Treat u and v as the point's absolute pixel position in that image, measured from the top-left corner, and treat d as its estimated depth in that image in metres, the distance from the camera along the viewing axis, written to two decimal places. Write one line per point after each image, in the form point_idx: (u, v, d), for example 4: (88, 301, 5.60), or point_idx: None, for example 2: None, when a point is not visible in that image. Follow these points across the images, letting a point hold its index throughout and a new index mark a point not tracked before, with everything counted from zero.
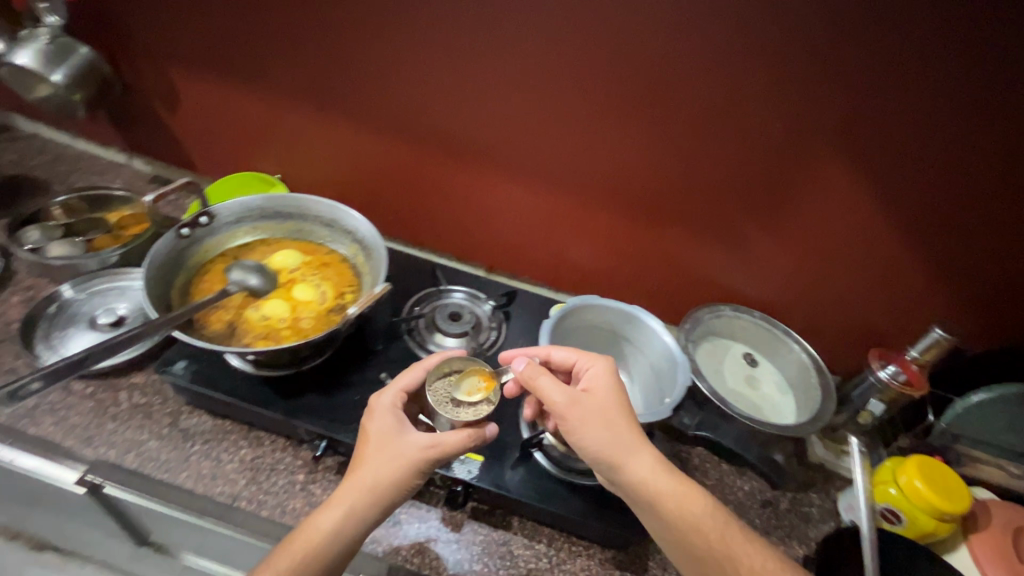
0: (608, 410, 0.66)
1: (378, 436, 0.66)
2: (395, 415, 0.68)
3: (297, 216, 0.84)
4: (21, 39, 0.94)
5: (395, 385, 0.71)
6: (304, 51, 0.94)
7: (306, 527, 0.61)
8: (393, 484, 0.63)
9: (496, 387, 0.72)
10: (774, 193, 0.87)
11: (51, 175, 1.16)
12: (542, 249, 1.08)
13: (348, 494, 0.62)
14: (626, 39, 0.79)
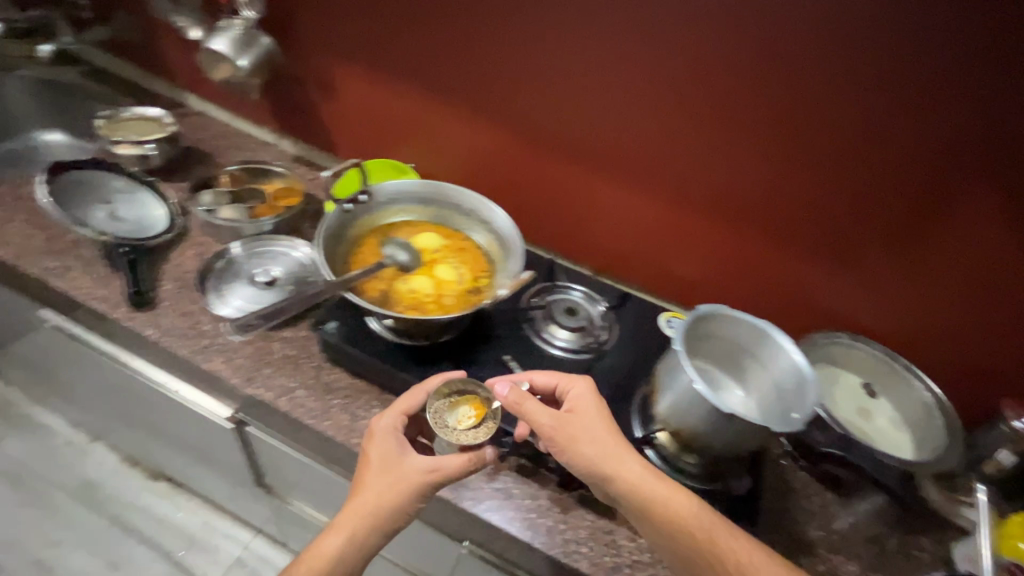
0: (593, 435, 0.72)
1: (379, 460, 0.74)
2: (395, 439, 0.75)
3: (440, 204, 0.92)
4: (222, 29, 1.07)
5: (396, 408, 0.77)
6: (459, 50, 1.02)
7: (316, 546, 0.72)
8: (391, 506, 0.72)
9: (487, 414, 0.78)
10: (904, 217, 0.86)
11: (215, 148, 1.31)
12: (651, 260, 1.11)
13: (353, 518, 0.71)
14: (763, 50, 0.81)
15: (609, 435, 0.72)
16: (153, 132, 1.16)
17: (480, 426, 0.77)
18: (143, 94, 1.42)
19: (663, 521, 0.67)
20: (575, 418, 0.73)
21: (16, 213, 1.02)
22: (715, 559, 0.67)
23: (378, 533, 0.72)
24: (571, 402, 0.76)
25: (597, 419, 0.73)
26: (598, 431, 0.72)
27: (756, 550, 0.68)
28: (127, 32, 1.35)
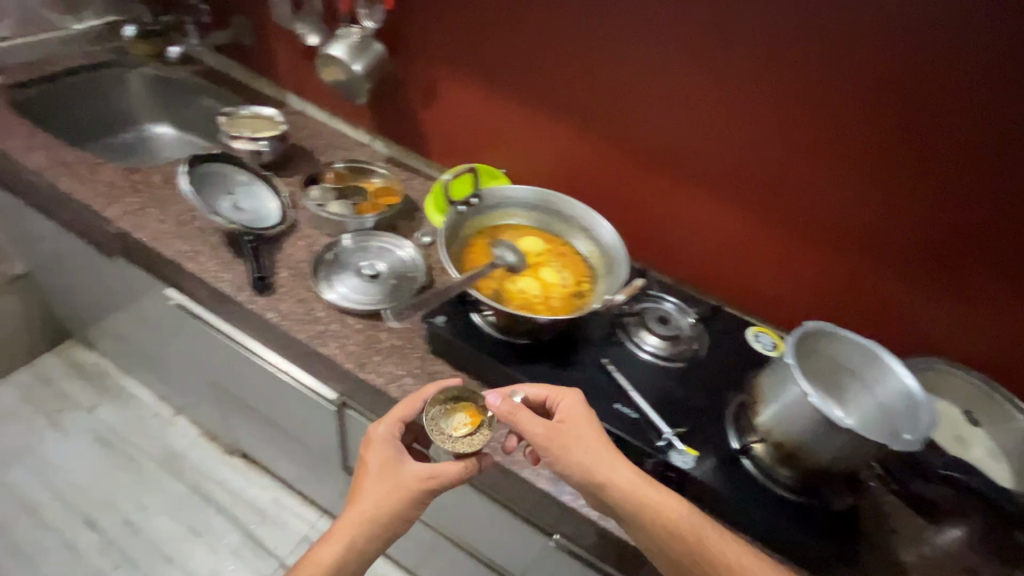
0: (585, 450, 0.73)
1: (376, 469, 0.80)
2: (389, 449, 0.80)
3: (543, 210, 0.97)
4: (342, 36, 1.15)
5: (392, 415, 0.83)
6: (564, 62, 1.07)
7: (316, 551, 0.78)
8: (388, 509, 0.78)
9: (481, 422, 0.84)
10: (1005, 232, 0.85)
11: (315, 146, 1.39)
12: (735, 274, 1.11)
13: (351, 525, 0.77)
14: (865, 64, 0.84)
15: (602, 450, 0.74)
16: (269, 131, 1.25)
17: (476, 433, 0.83)
18: (249, 94, 1.52)
19: (655, 533, 0.70)
20: (566, 433, 0.74)
21: (150, 199, 1.12)
22: (710, 564, 0.69)
23: (377, 536, 0.78)
24: (562, 414, 0.77)
25: (587, 433, 0.74)
26: (592, 448, 0.73)
27: (747, 552, 0.71)
28: (241, 37, 1.44)
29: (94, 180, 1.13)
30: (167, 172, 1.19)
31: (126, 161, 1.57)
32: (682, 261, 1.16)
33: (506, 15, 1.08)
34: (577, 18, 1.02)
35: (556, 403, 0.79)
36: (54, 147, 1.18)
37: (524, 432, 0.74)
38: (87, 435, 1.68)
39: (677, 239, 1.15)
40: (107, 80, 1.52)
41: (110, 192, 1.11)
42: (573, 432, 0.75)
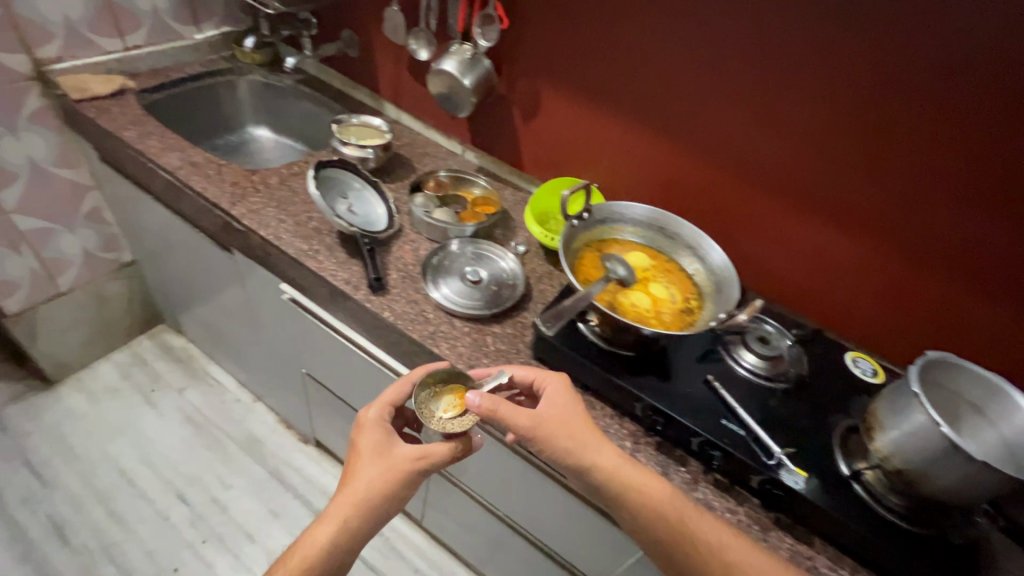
0: (566, 424, 0.82)
1: (369, 449, 0.86)
2: (380, 429, 0.88)
3: (646, 226, 1.00)
4: (454, 52, 1.22)
5: (382, 400, 0.90)
6: (669, 84, 1.10)
7: (312, 533, 0.81)
8: (380, 490, 0.82)
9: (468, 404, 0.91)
10: None
11: (410, 154, 1.45)
12: (824, 294, 1.13)
13: (348, 503, 0.81)
14: (980, 93, 0.83)
15: (580, 425, 0.82)
16: (376, 141, 1.32)
17: (465, 415, 0.89)
18: (348, 103, 1.60)
19: (639, 504, 0.77)
20: (546, 409, 0.83)
21: (270, 200, 1.20)
22: (690, 541, 0.76)
23: (369, 515, 0.82)
24: (547, 396, 0.86)
25: (566, 410, 0.84)
26: (572, 421, 0.82)
27: (725, 531, 0.77)
28: (347, 49, 1.50)
29: (220, 180, 1.21)
30: (282, 174, 1.27)
31: (232, 161, 1.68)
32: (766, 276, 1.19)
33: (615, 34, 1.11)
34: (687, 40, 1.05)
35: (541, 388, 0.89)
36: (184, 148, 1.28)
37: (510, 422, 0.80)
38: (177, 415, 1.79)
39: (762, 255, 1.17)
40: (220, 85, 1.64)
41: (235, 191, 1.19)
42: (555, 415, 0.83)
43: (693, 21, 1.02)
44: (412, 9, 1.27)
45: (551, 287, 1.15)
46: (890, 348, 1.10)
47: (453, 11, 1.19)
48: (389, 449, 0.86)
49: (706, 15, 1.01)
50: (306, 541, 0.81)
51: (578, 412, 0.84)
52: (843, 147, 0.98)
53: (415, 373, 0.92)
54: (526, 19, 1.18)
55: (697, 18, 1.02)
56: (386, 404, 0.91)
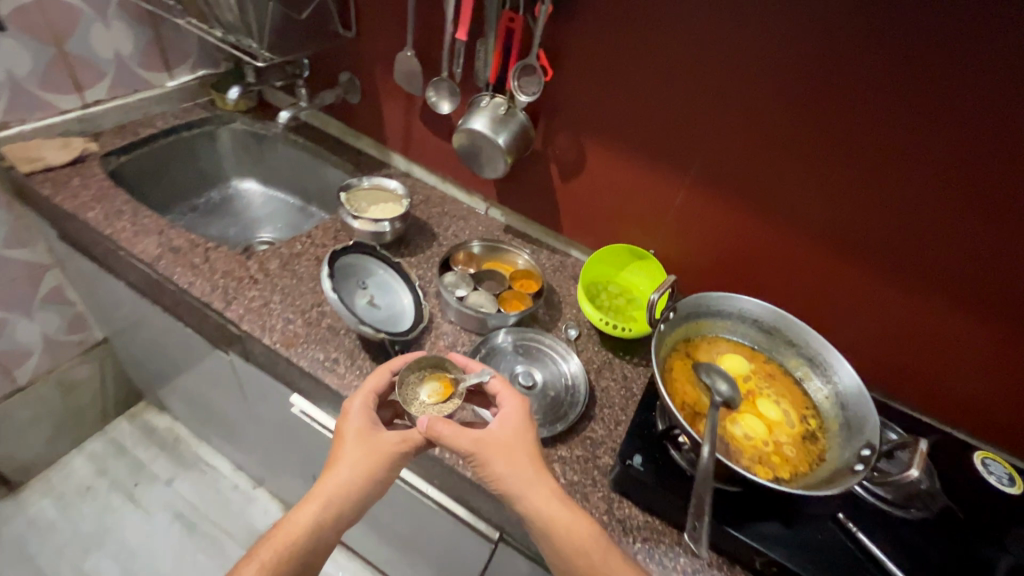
0: (515, 450, 0.75)
1: (351, 436, 0.77)
2: (364, 415, 0.78)
3: (737, 321, 0.84)
4: (488, 109, 1.02)
5: (366, 390, 0.80)
6: (743, 140, 0.92)
7: (288, 521, 0.72)
8: (360, 481, 0.74)
9: (452, 394, 0.84)
10: None
11: (427, 215, 1.26)
12: (938, 382, 0.95)
13: (325, 492, 0.73)
14: None
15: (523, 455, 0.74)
16: (391, 211, 1.13)
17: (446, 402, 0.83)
18: (348, 154, 1.40)
19: None
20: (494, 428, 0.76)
21: (271, 292, 0.99)
22: None
23: (349, 505, 0.75)
24: (500, 416, 0.78)
25: (517, 433, 0.76)
26: (520, 448, 0.74)
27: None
28: (348, 95, 1.30)
29: (209, 271, 1.00)
30: (283, 256, 1.07)
31: (218, 235, 1.44)
32: (848, 352, 1.02)
33: (686, 84, 0.92)
34: (785, 94, 0.85)
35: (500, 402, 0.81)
36: (162, 230, 1.07)
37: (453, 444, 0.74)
38: (166, 513, 1.56)
39: (845, 330, 0.99)
40: (199, 139, 1.42)
41: (228, 285, 0.99)
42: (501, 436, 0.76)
43: (795, 71, 0.83)
44: (429, 54, 1.07)
45: (617, 384, 0.98)
46: (1005, 440, 0.93)
47: (483, 59, 0.99)
48: (372, 437, 0.76)
49: (813, 66, 0.81)
50: (282, 530, 0.72)
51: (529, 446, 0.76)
52: (987, 225, 0.79)
53: (397, 364, 0.83)
54: (571, 65, 0.99)
55: (801, 69, 0.82)
56: (370, 394, 0.80)
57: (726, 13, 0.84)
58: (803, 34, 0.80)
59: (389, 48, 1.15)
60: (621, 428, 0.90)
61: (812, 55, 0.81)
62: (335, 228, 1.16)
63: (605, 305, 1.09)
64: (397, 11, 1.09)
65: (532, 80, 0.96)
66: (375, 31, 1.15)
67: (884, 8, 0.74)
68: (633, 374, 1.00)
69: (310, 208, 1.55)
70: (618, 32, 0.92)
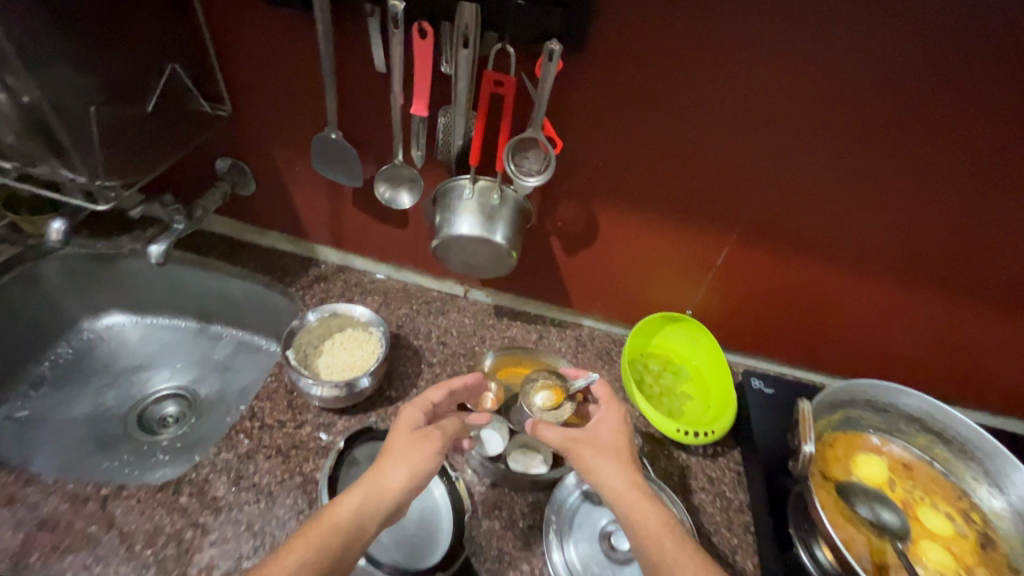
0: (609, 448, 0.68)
1: (405, 433, 0.67)
2: (420, 412, 0.71)
3: (848, 406, 0.71)
4: (475, 199, 0.74)
5: (422, 396, 0.74)
6: (802, 180, 0.73)
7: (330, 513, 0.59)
8: (414, 478, 0.64)
9: (564, 402, 0.80)
10: None
11: (397, 322, 0.97)
12: (1008, 381, 0.90)
13: (371, 483, 0.62)
14: None
15: (620, 442, 0.69)
16: (363, 365, 0.83)
17: (560, 409, 0.79)
18: (253, 258, 1.03)
19: None
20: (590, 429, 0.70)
21: (234, 541, 0.67)
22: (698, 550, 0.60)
23: (395, 505, 0.62)
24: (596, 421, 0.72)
25: (613, 432, 0.70)
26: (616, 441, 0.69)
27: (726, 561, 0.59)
28: (237, 188, 0.93)
29: (123, 543, 0.65)
30: (228, 467, 0.74)
31: (93, 432, 0.99)
32: (914, 370, 0.94)
33: (744, 133, 0.70)
34: (875, 134, 0.67)
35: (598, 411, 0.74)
36: (13, 495, 0.67)
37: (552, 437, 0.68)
38: None
39: (912, 351, 0.90)
40: (13, 291, 0.96)
41: (163, 555, 0.65)
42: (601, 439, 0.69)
43: (895, 106, 0.64)
44: (363, 132, 0.76)
45: (708, 493, 0.82)
46: None
47: (455, 136, 0.71)
48: (434, 435, 0.67)
49: (918, 99, 0.63)
50: (322, 520, 0.59)
51: (624, 427, 0.71)
52: None
53: (456, 383, 0.77)
54: (579, 128, 0.72)
55: (902, 104, 0.64)
56: (427, 401, 0.73)
57: (800, 43, 0.61)
58: (910, 63, 0.61)
59: (291, 126, 0.81)
60: (740, 559, 0.76)
61: (918, 88, 0.62)
62: (286, 390, 0.83)
63: (656, 392, 0.91)
64: (296, 77, 0.74)
65: (534, 153, 0.69)
66: (264, 105, 0.79)
67: (1018, 24, 0.56)
68: (717, 473, 0.85)
69: (210, 327, 1.14)
70: (645, 80, 0.66)
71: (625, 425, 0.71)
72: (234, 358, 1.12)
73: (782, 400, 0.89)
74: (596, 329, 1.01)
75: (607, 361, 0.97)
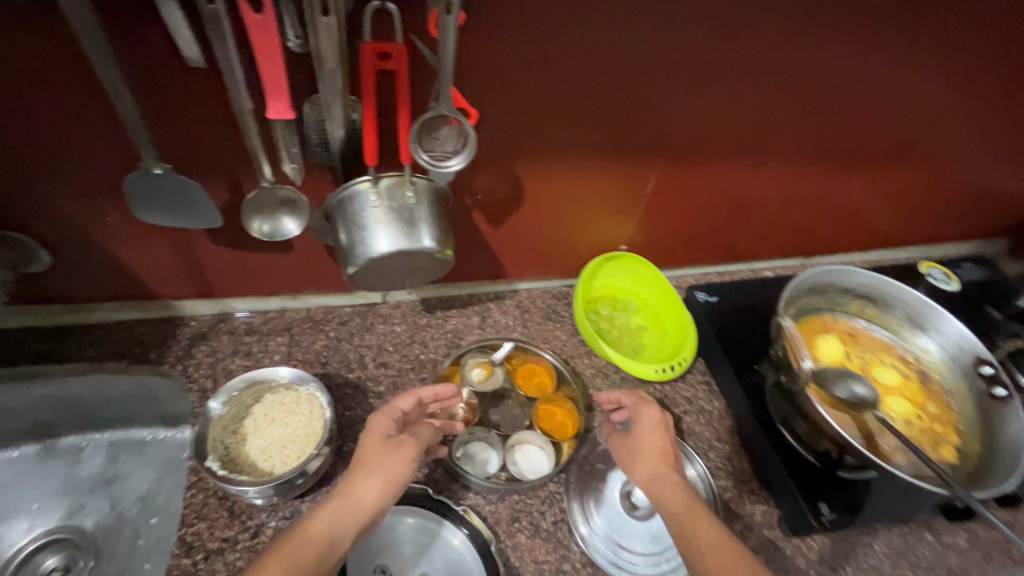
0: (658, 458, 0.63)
1: (379, 444, 0.58)
2: (391, 419, 0.61)
3: (801, 296, 0.75)
4: (386, 204, 0.58)
5: (393, 404, 0.64)
6: (715, 94, 0.68)
7: (301, 528, 0.52)
8: (384, 490, 0.55)
9: (495, 373, 0.79)
10: None
11: (318, 361, 0.80)
12: (887, 223, 1.01)
13: (343, 498, 0.54)
14: None
15: (662, 444, 0.64)
16: (308, 433, 0.68)
17: (493, 376, 0.79)
18: (87, 345, 0.76)
19: None
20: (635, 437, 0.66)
21: None
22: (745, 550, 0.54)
23: (370, 518, 0.55)
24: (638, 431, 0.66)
25: (657, 435, 0.65)
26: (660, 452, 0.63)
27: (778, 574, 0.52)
28: (22, 266, 0.65)
29: None
30: None
31: None
32: (819, 237, 1.01)
33: (663, 53, 0.62)
34: (789, 28, 0.63)
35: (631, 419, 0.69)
36: None
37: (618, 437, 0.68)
38: None
39: (816, 221, 0.97)
40: None
41: None
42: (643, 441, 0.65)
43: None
44: (200, 155, 0.56)
45: (692, 414, 0.84)
46: (932, 237, 1.06)
47: (333, 131, 0.54)
48: (409, 441, 0.59)
49: None
50: (294, 535, 0.51)
51: (662, 420, 0.66)
52: (946, 83, 0.75)
53: (426, 391, 0.67)
54: (478, 84, 0.59)
55: None
56: (397, 409, 0.63)
57: None
58: None
59: (82, 167, 0.56)
60: (739, 462, 0.80)
61: None
62: (219, 498, 0.66)
63: (616, 335, 0.90)
64: (60, 101, 0.50)
65: (445, 132, 0.56)
66: (23, 149, 0.53)
67: None
68: (693, 391, 0.87)
69: (59, 442, 0.79)
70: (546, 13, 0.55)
71: (664, 427, 0.66)
72: (115, 466, 0.80)
73: (728, 304, 0.90)
74: (535, 290, 0.94)
75: (557, 319, 0.91)
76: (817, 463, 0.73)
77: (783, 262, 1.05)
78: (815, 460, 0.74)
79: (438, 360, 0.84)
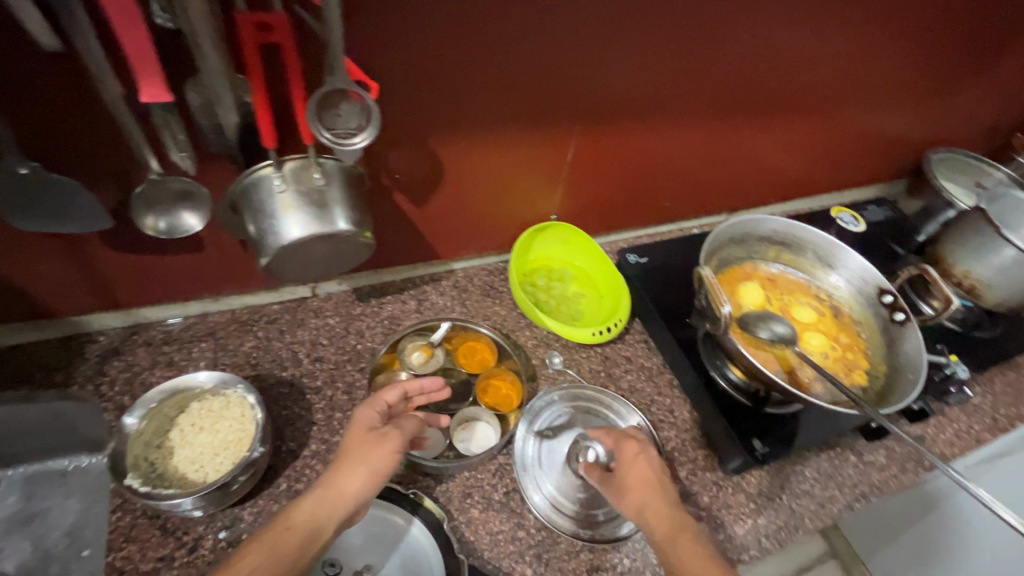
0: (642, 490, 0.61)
1: (363, 436, 0.58)
2: (375, 412, 0.61)
3: (722, 247, 0.78)
4: (292, 188, 0.56)
5: (381, 398, 0.62)
6: (620, 55, 0.69)
7: (283, 520, 0.52)
8: (367, 484, 0.55)
9: (436, 354, 0.79)
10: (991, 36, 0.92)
11: (248, 364, 0.77)
12: (798, 174, 1.07)
13: (324, 487, 0.54)
14: None
15: (645, 471, 0.63)
16: (241, 438, 0.65)
17: (434, 357, 0.78)
18: None
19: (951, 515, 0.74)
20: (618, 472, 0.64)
21: None
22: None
23: (354, 508, 0.55)
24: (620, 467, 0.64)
25: (638, 466, 0.63)
26: (643, 483, 0.62)
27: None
28: None
29: None
30: None
31: None
32: (738, 193, 1.05)
33: (563, 14, 0.62)
34: None
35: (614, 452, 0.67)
36: None
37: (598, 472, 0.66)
38: None
39: (733, 177, 1.01)
40: None
41: None
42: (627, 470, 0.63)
43: None
44: (73, 151, 0.51)
45: (632, 372, 0.87)
46: (840, 183, 1.13)
47: (222, 114, 0.50)
48: (394, 433, 0.58)
49: None
50: (278, 527, 0.52)
51: (644, 452, 0.64)
52: (832, 33, 0.79)
53: (411, 384, 0.66)
54: (375, 55, 0.57)
55: None
56: (381, 401, 0.62)
57: None
58: None
59: None
60: (679, 412, 0.84)
61: None
62: (150, 517, 0.63)
63: (554, 305, 0.91)
64: None
65: (347, 107, 0.53)
66: None
67: None
68: (632, 350, 0.89)
69: None
70: None
71: (648, 459, 0.64)
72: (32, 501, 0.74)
73: (658, 263, 0.93)
74: (471, 268, 0.93)
75: (495, 295, 0.91)
76: (749, 403, 0.77)
77: (708, 220, 1.09)
78: (749, 400, 0.78)
79: (377, 348, 0.82)
